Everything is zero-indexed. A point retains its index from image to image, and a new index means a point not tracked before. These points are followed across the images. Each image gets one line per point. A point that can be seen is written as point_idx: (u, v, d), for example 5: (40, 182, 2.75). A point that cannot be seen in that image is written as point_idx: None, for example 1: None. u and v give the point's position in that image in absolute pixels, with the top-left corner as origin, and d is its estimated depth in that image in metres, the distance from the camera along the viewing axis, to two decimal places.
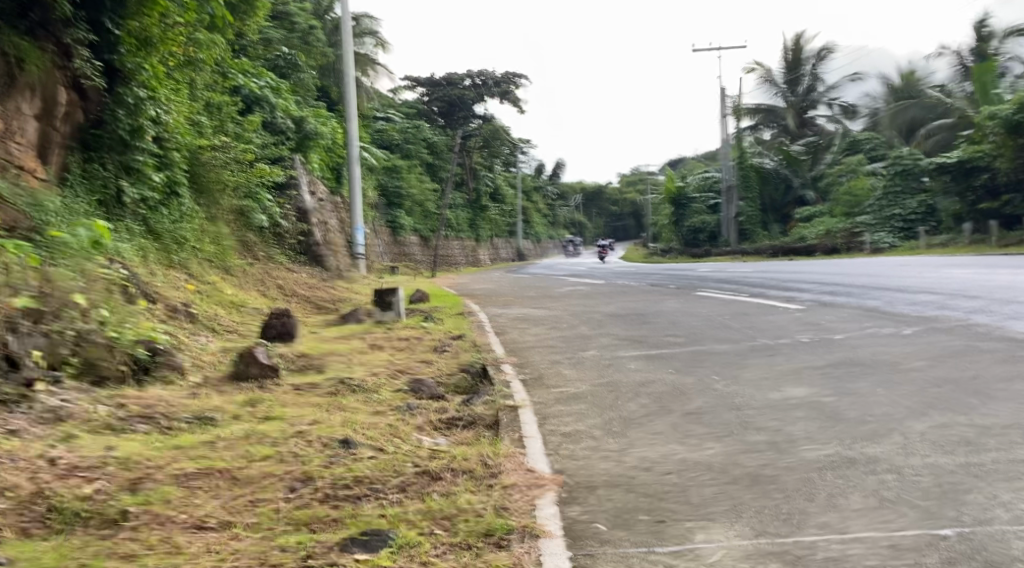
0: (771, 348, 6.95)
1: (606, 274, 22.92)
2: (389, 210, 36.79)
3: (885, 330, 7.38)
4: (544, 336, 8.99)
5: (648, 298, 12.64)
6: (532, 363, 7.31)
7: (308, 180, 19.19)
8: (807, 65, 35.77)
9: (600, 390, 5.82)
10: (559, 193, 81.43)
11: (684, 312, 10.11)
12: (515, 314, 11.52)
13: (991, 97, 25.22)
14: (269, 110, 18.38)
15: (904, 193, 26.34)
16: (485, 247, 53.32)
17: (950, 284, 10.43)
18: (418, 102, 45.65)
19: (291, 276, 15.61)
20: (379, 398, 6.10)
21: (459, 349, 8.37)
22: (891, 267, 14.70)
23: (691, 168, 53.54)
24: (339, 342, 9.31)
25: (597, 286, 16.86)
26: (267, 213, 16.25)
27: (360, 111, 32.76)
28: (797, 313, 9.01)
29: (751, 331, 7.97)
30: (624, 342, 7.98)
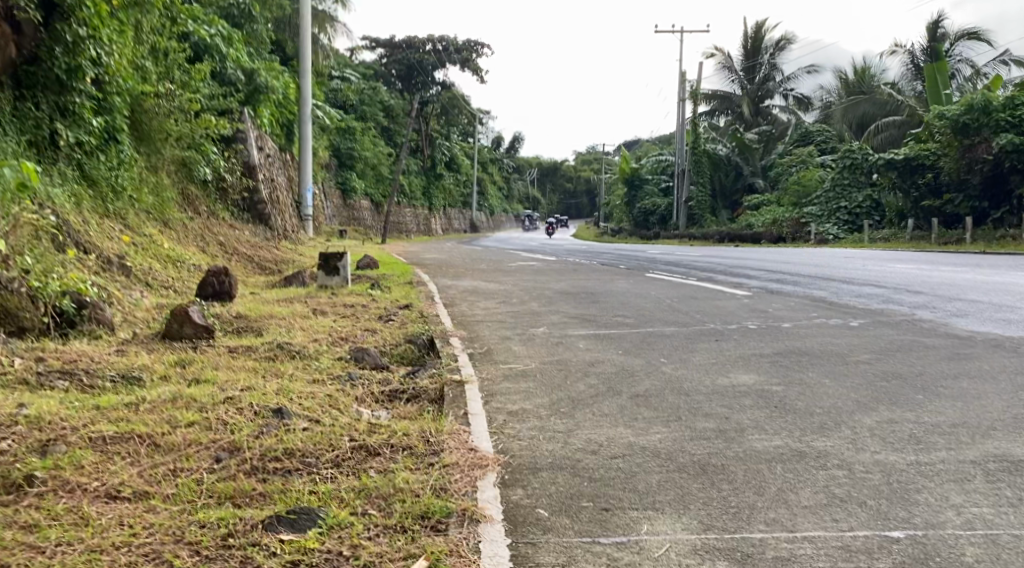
0: (721, 333, 6.87)
1: (558, 250, 22.86)
2: (340, 172, 36.17)
3: (833, 320, 7.35)
4: (492, 310, 8.83)
5: (599, 276, 12.55)
6: (480, 337, 7.14)
7: (256, 135, 18.62)
8: (767, 54, 36.09)
9: (547, 368, 5.68)
10: (515, 166, 81.11)
11: (634, 293, 10.02)
12: (465, 285, 11.33)
13: (943, 97, 25.55)
14: (218, 60, 17.79)
15: (852, 186, 26.70)
16: (438, 215, 52.85)
17: (898, 279, 10.49)
18: (376, 64, 44.83)
19: (233, 234, 15.17)
20: (319, 366, 5.91)
21: (405, 319, 8.15)
22: (838, 259, 14.84)
23: (647, 149, 53.69)
24: (281, 305, 9.02)
25: (549, 262, 16.74)
26: (212, 166, 15.76)
27: (316, 68, 32.00)
28: (747, 299, 8.97)
29: (701, 314, 7.90)
30: (574, 320, 7.85)
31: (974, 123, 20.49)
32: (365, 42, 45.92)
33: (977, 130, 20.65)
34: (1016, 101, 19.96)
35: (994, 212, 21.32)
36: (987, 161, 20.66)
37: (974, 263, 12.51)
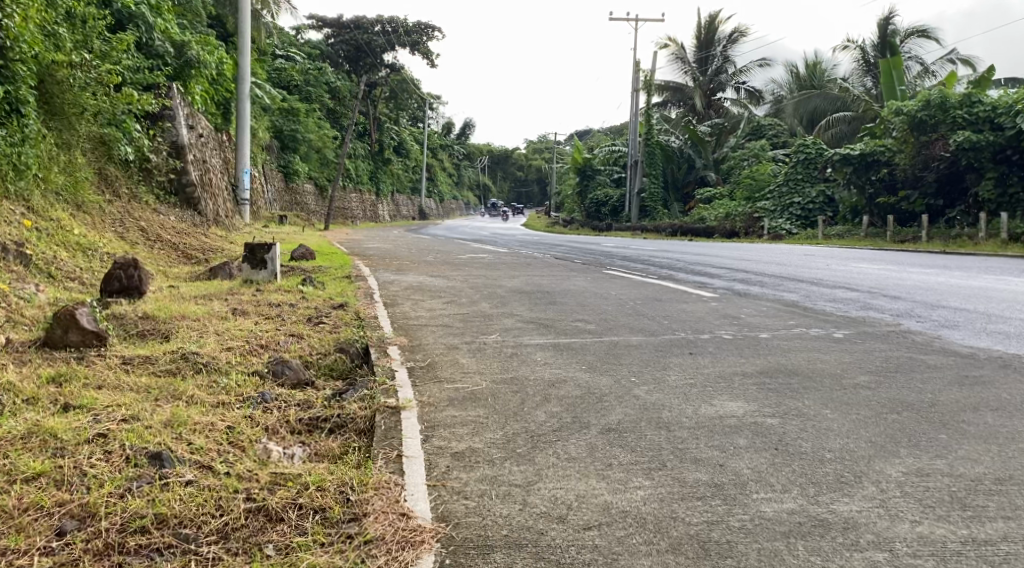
0: (694, 344, 6.09)
1: (508, 240, 21.95)
2: (282, 154, 34.76)
3: (813, 330, 6.62)
4: (439, 311, 7.95)
5: (553, 272, 11.72)
6: (423, 346, 6.24)
7: (186, 113, 17.40)
8: (717, 47, 35.75)
9: (500, 391, 4.83)
10: (465, 153, 80.03)
11: (593, 293, 9.20)
12: (409, 282, 10.42)
13: (896, 93, 25.23)
14: (144, 30, 16.61)
15: (805, 182, 26.14)
16: (386, 201, 51.69)
17: (869, 282, 9.83)
18: (322, 43, 43.37)
19: (158, 219, 14.07)
20: (226, 385, 4.99)
21: (338, 322, 7.24)
22: (798, 257, 14.17)
23: (599, 139, 53.14)
24: (196, 303, 8.03)
25: (500, 255, 15.89)
26: (134, 145, 14.60)
27: (258, 45, 30.64)
28: (715, 303, 8.20)
29: (667, 321, 7.11)
30: (529, 326, 7.01)
31: (931, 120, 20.31)
32: (311, 21, 44.36)
33: (932, 126, 20.39)
34: (972, 98, 19.65)
35: (948, 210, 20.95)
36: (942, 160, 20.36)
37: (941, 264, 11.94)
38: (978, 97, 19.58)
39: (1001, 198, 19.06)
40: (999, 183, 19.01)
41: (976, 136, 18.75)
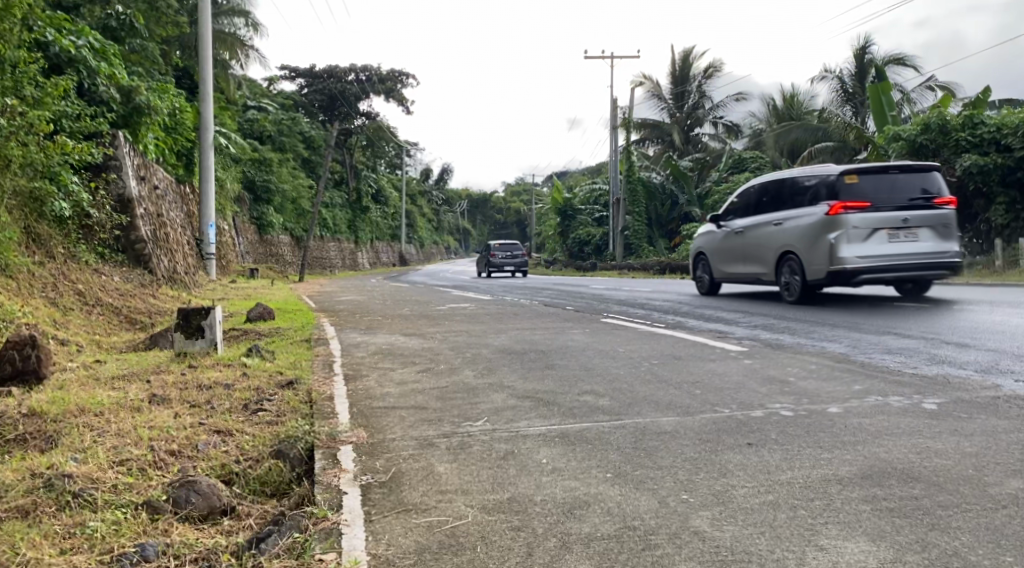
0: (750, 430, 4.49)
1: (493, 286, 20.38)
2: (254, 206, 33.21)
3: (892, 398, 5.09)
4: (411, 387, 6.34)
5: (547, 325, 10.19)
6: (385, 445, 4.66)
7: (135, 163, 15.83)
8: (694, 82, 35.19)
9: (499, 525, 3.34)
10: (443, 198, 79.24)
11: (596, 352, 7.62)
12: (378, 344, 8.85)
13: (889, 119, 24.05)
14: (86, 74, 14.96)
15: None
16: (365, 249, 50.41)
17: (917, 324, 8.33)
18: (295, 93, 42.18)
19: (99, 280, 12.46)
20: (93, 533, 3.48)
21: (283, 409, 5.65)
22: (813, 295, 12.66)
23: (580, 179, 52.24)
24: (108, 388, 6.41)
25: (482, 303, 14.35)
26: (72, 199, 12.98)
27: (228, 94, 29.20)
28: (748, 360, 6.68)
29: (700, 390, 5.56)
30: (527, 405, 5.45)
31: (933, 144, 18.99)
32: (283, 72, 43.29)
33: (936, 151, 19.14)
34: (974, 120, 18.38)
35: None
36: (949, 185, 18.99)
37: (978, 299, 10.52)
38: (981, 117, 18.32)
39: (1013, 224, 17.71)
40: (1011, 209, 17.66)
41: (984, 159, 17.58)
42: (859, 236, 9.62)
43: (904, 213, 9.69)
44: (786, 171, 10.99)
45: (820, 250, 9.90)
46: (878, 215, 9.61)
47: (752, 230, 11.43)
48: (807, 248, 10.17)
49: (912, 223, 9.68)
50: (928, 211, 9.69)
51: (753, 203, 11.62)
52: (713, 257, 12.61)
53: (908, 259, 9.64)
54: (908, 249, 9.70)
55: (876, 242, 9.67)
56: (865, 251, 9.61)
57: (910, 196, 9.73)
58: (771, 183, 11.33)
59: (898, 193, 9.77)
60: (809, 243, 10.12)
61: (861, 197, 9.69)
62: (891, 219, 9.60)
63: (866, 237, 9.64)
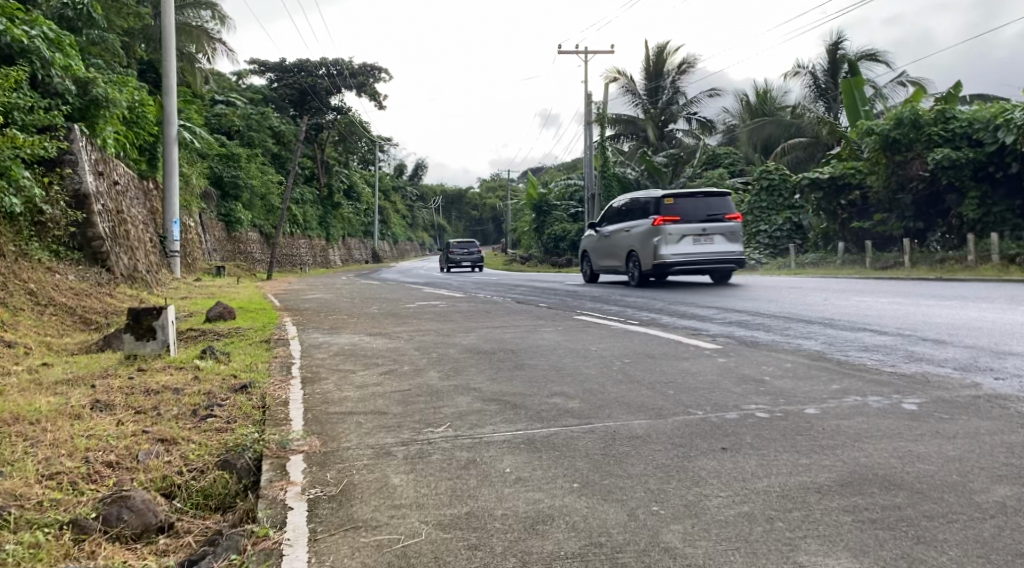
0: (724, 433, 4.26)
1: (466, 283, 20.10)
2: (223, 202, 32.65)
3: (871, 398, 4.89)
4: (372, 390, 6.07)
5: (517, 323, 9.95)
6: (339, 454, 4.38)
7: (92, 158, 15.36)
8: (667, 78, 35.10)
9: (454, 544, 3.09)
10: (417, 194, 78.84)
11: (566, 351, 7.39)
12: (343, 344, 8.56)
13: (860, 114, 24.05)
14: (40, 66, 14.44)
15: (770, 209, 24.70)
16: (337, 246, 49.96)
17: (892, 320, 8.18)
18: (265, 88, 41.59)
19: (52, 279, 12.02)
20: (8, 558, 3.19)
21: (234, 415, 5.35)
22: (788, 291, 12.52)
23: (554, 175, 52.10)
24: (50, 394, 6.06)
25: (453, 301, 14.09)
26: (24, 194, 12.51)
27: (195, 87, 28.61)
28: (722, 358, 6.47)
29: (673, 391, 5.34)
30: (493, 409, 5.18)
31: (903, 139, 18.97)
32: (253, 67, 42.67)
33: (908, 145, 19.11)
34: (946, 114, 18.43)
35: (928, 234, 19.40)
36: (920, 180, 19.07)
37: (952, 294, 10.41)
38: (952, 112, 18.34)
39: (985, 218, 17.54)
40: (982, 203, 17.56)
41: (955, 154, 17.54)
42: (673, 240, 13.12)
43: (706, 224, 13.24)
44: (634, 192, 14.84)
45: (646, 250, 13.51)
46: (686, 225, 13.13)
47: (613, 237, 15.14)
48: (643, 249, 13.73)
49: (709, 231, 13.26)
50: (721, 224, 13.27)
51: (618, 216, 15.23)
52: (593, 257, 16.20)
53: (710, 256, 13.15)
54: (709, 249, 13.24)
55: (686, 244, 13.21)
56: (677, 250, 13.12)
57: (711, 212, 13.30)
58: (626, 203, 15.12)
59: (702, 211, 13.31)
60: (641, 245, 13.73)
61: (675, 214, 13.19)
62: (697, 228, 13.11)
63: (679, 241, 13.15)
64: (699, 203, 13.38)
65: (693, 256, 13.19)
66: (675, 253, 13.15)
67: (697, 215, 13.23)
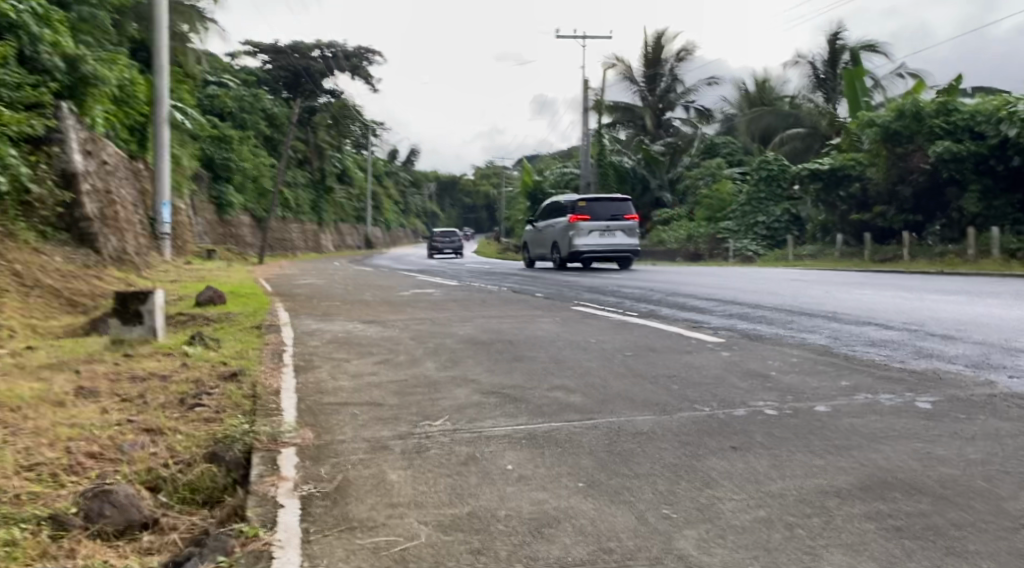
0: (733, 430, 4.08)
1: (461, 271, 19.89)
2: (216, 185, 32.35)
3: (883, 395, 4.72)
4: (366, 380, 5.88)
5: (513, 313, 9.77)
6: (332, 448, 4.20)
7: (81, 138, 15.08)
8: (665, 65, 34.52)
9: (454, 548, 2.92)
10: (411, 181, 78.61)
11: (565, 343, 7.21)
12: (336, 332, 8.36)
13: (861, 106, 23.81)
14: (29, 43, 14.17)
15: (769, 200, 24.71)
16: (330, 231, 49.69)
17: (898, 315, 8.01)
18: (259, 70, 41.22)
19: (39, 260, 11.79)
20: None
21: (223, 404, 5.16)
22: (788, 284, 12.34)
23: (549, 164, 51.90)
24: (33, 380, 5.86)
25: (448, 288, 13.90)
26: (10, 173, 12.24)
27: (189, 68, 28.26)
28: (725, 352, 6.30)
29: (677, 385, 5.16)
30: (493, 402, 5.01)
31: (904, 131, 18.78)
32: (247, 49, 42.26)
33: (909, 137, 18.94)
34: (948, 107, 18.30)
35: (927, 226, 19.35)
36: (921, 173, 18.87)
37: (954, 290, 10.26)
38: (954, 105, 18.19)
39: (985, 212, 17.42)
40: (983, 197, 17.40)
41: (956, 146, 17.32)
42: (584, 233, 16.95)
43: (611, 222, 17.05)
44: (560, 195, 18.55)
45: (563, 240, 17.33)
46: (594, 223, 16.95)
47: (542, 231, 18.96)
48: (561, 239, 17.51)
49: (613, 227, 17.03)
50: (621, 222, 17.06)
51: (547, 213, 18.95)
52: (531, 246, 19.87)
53: (613, 246, 16.95)
54: (612, 241, 17.09)
55: (594, 238, 17.02)
56: (586, 241, 16.95)
57: (614, 213, 17.05)
58: (554, 205, 18.85)
59: (609, 211, 17.05)
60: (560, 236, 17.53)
61: (587, 214, 16.99)
62: (602, 225, 16.95)
63: (589, 234, 16.99)
64: (607, 205, 17.11)
65: (600, 246, 17.00)
66: (585, 243, 17.00)
67: (604, 215, 17.00)
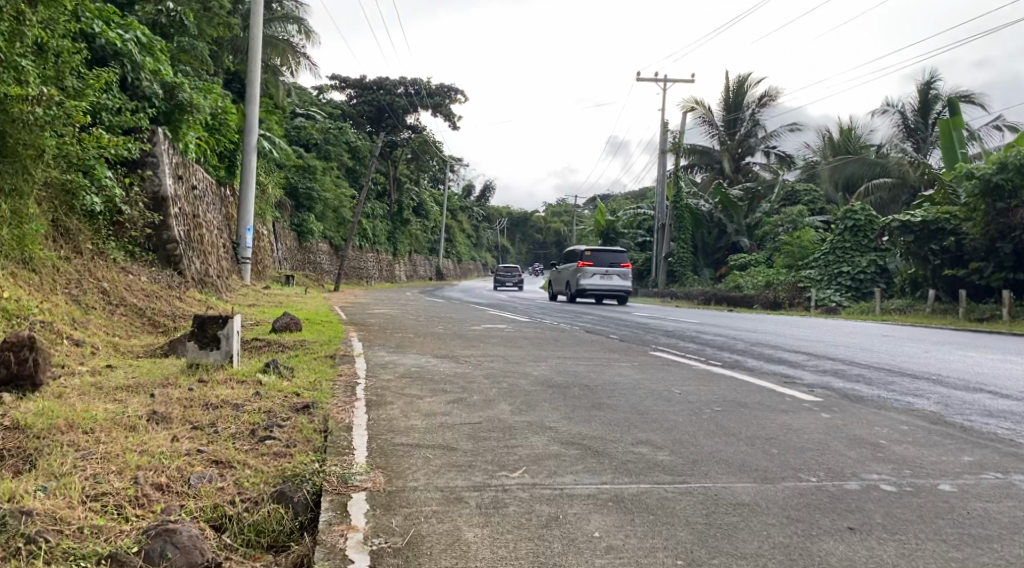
0: (848, 506, 3.70)
1: (531, 308, 19.64)
2: (297, 213, 32.91)
3: (1013, 476, 4.26)
4: (440, 421, 5.61)
5: (590, 355, 9.45)
6: (406, 495, 3.95)
7: (173, 162, 15.38)
8: (746, 110, 33.87)
9: None
10: (484, 215, 79.18)
11: (648, 392, 6.85)
12: (409, 366, 8.16)
13: (958, 158, 22.91)
14: (130, 69, 14.58)
15: (853, 250, 23.72)
16: (403, 261, 50.14)
17: (1009, 382, 7.43)
18: (344, 103, 42.10)
19: (125, 279, 11.94)
20: None
21: (294, 438, 4.96)
22: (878, 339, 11.72)
23: (623, 204, 51.50)
24: (108, 400, 5.78)
25: (521, 325, 13.63)
26: (104, 194, 12.47)
27: (277, 98, 28.91)
28: (824, 413, 5.86)
29: (777, 448, 4.76)
30: (576, 454, 4.69)
31: (1007, 185, 17.91)
32: (333, 82, 43.23)
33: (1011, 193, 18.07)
34: None
35: None
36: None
37: None
38: None
39: None
40: None
41: None
42: (589, 275, 21.31)
43: (610, 268, 21.36)
44: (576, 244, 22.84)
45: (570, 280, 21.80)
46: (598, 268, 21.31)
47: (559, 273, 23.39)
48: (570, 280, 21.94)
49: (611, 272, 21.40)
50: (619, 268, 21.43)
51: (564, 259, 23.35)
52: (553, 285, 24.07)
53: (611, 287, 21.23)
54: (611, 283, 21.35)
55: (597, 279, 21.40)
56: (591, 281, 21.25)
57: (614, 262, 21.44)
58: (570, 252, 23.13)
59: (610, 259, 21.42)
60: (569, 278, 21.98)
61: (591, 260, 21.40)
62: (604, 270, 21.27)
63: (593, 277, 21.35)
64: (609, 254, 21.51)
65: (601, 286, 21.33)
66: (590, 283, 21.44)
67: (606, 263, 21.32)
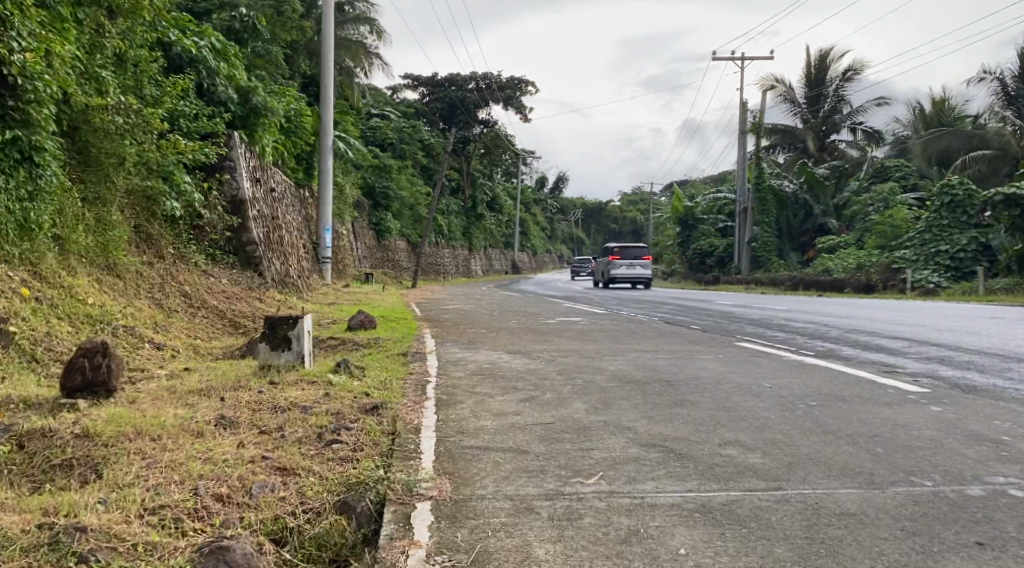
0: (970, 515, 3.29)
1: (608, 298, 19.21)
2: (374, 212, 33.18)
3: None
4: (512, 421, 5.34)
5: (672, 347, 9.03)
6: (474, 504, 3.68)
7: (250, 165, 15.51)
8: (830, 85, 32.50)
9: None
10: (558, 207, 78.75)
11: (734, 385, 6.44)
12: (480, 363, 7.90)
13: None
14: (206, 75, 14.73)
15: (952, 227, 22.39)
16: (479, 256, 50.16)
17: None
18: (417, 101, 42.25)
19: (206, 282, 12.03)
20: None
21: (361, 441, 4.77)
22: (983, 321, 10.92)
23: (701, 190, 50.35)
24: (177, 405, 5.69)
25: (597, 318, 13.24)
26: (184, 198, 12.56)
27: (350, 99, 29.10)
28: (933, 406, 5.35)
29: (882, 447, 4.33)
30: (657, 457, 4.34)
31: None
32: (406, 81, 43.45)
33: None
34: None
35: None
36: None
37: None
38: None
39: None
40: None
41: None
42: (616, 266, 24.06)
43: (636, 260, 24.07)
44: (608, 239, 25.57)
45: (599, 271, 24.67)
46: (624, 259, 24.03)
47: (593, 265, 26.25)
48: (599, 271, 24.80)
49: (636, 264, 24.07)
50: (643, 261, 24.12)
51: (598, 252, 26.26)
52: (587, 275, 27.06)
53: (634, 276, 23.88)
54: (636, 272, 24.00)
55: (624, 270, 24.10)
56: (617, 271, 24.01)
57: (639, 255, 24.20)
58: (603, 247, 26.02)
59: (635, 252, 24.17)
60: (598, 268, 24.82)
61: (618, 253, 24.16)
62: (630, 261, 24.02)
63: (620, 267, 24.08)
64: (634, 248, 24.24)
65: (627, 275, 23.89)
66: (617, 273, 24.09)
67: (631, 255, 24.03)
